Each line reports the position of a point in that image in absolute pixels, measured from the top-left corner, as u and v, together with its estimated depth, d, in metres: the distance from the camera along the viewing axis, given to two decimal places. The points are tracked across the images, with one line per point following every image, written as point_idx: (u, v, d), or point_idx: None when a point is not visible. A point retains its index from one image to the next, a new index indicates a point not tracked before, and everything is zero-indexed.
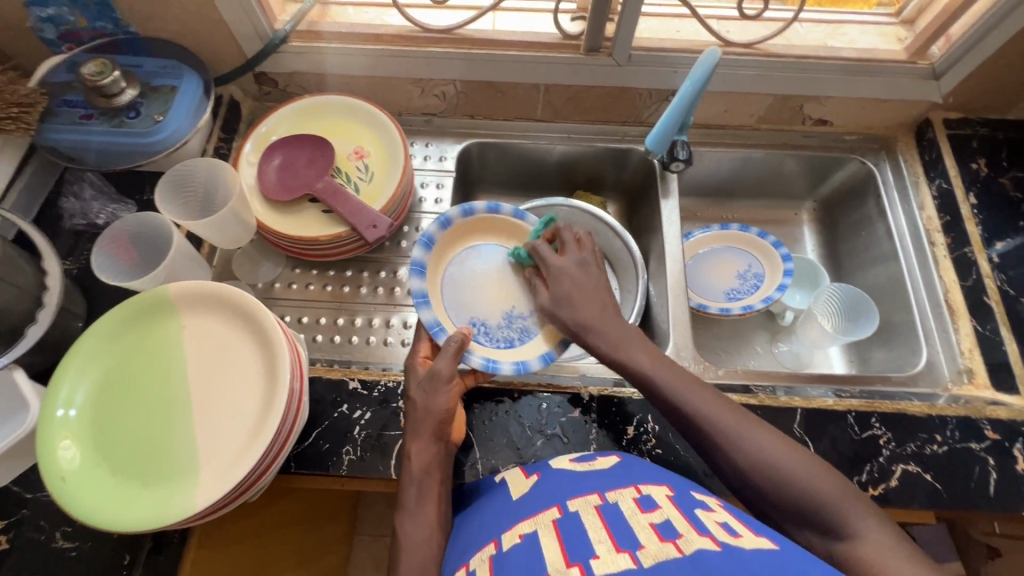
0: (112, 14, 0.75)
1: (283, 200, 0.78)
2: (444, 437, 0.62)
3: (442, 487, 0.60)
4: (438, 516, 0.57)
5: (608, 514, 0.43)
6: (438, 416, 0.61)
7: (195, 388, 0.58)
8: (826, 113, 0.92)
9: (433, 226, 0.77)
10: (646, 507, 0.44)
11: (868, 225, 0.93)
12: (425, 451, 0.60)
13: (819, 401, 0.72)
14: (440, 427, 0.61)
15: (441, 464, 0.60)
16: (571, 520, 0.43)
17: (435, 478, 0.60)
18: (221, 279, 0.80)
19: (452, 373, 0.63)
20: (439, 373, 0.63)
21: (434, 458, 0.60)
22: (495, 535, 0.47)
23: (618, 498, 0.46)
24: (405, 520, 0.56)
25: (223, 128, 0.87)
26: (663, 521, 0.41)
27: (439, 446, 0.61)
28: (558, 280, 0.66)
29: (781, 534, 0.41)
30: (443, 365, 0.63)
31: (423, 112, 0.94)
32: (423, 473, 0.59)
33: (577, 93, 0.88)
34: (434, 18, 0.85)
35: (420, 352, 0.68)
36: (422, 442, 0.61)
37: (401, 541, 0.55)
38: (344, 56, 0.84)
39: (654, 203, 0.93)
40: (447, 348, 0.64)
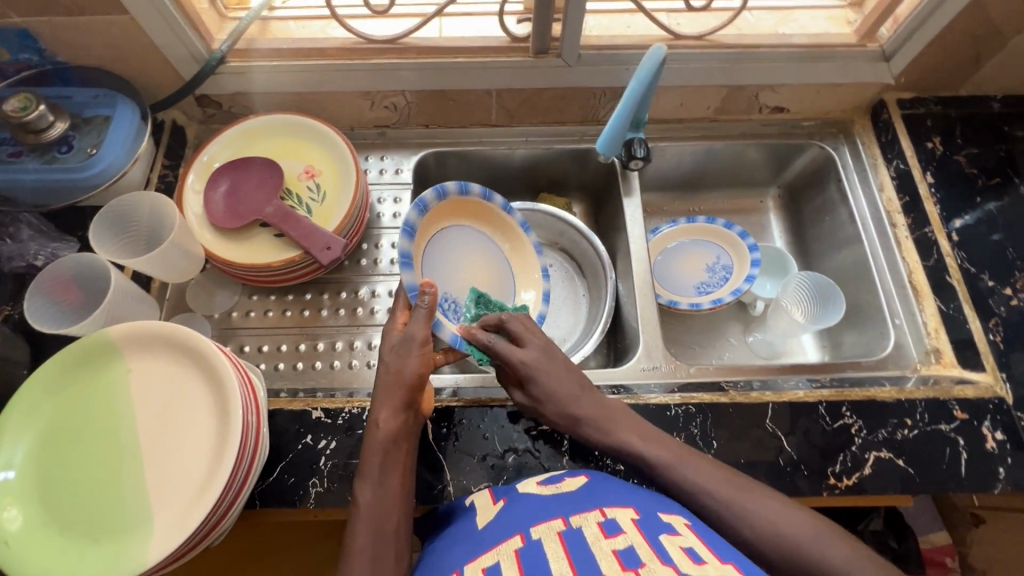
0: (36, 45, 0.72)
1: (232, 227, 0.75)
2: (412, 407, 0.58)
3: (406, 458, 0.57)
4: (400, 490, 0.54)
5: (571, 542, 0.41)
6: (406, 381, 0.58)
7: (145, 433, 0.56)
8: (781, 101, 0.91)
9: (432, 194, 0.71)
10: (610, 532, 0.43)
11: (831, 210, 0.93)
12: (392, 420, 0.57)
13: (790, 393, 0.71)
14: (410, 393, 0.58)
15: (406, 434, 0.57)
16: (534, 549, 0.42)
17: (401, 450, 0.57)
18: (175, 313, 0.77)
19: (427, 339, 0.60)
20: (413, 336, 0.60)
21: (400, 428, 0.57)
22: (457, 567, 0.45)
23: (582, 523, 0.44)
24: (364, 488, 0.53)
25: (167, 156, 0.84)
26: (626, 547, 0.40)
27: (406, 416, 0.58)
28: (533, 380, 0.61)
29: (746, 561, 0.41)
30: (420, 330, 0.60)
31: (377, 125, 0.92)
32: (389, 442, 0.56)
33: (530, 96, 0.87)
34: (378, 28, 0.83)
35: (398, 321, 0.63)
36: (389, 410, 0.57)
37: (358, 514, 0.52)
38: (285, 73, 0.81)
39: (617, 201, 0.92)
40: (420, 310, 0.61)
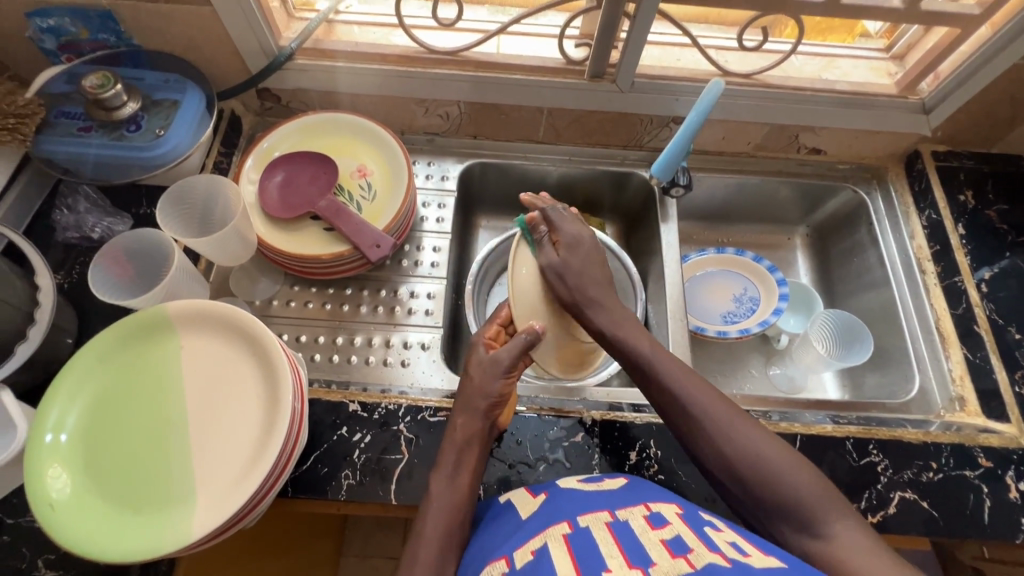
0: (116, 26, 0.75)
1: (285, 217, 0.77)
2: (490, 417, 0.61)
3: (478, 460, 0.60)
4: (469, 487, 0.57)
5: (618, 531, 0.42)
6: (488, 396, 0.61)
7: (193, 410, 0.57)
8: (820, 142, 0.94)
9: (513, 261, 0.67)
10: (657, 523, 0.44)
11: (860, 252, 0.95)
12: (468, 424, 0.61)
13: (818, 427, 0.72)
14: (491, 408, 0.61)
15: (482, 438, 0.61)
16: (582, 535, 0.43)
17: (474, 451, 0.60)
18: (218, 295, 0.79)
19: (513, 363, 0.62)
20: (500, 361, 0.62)
21: (476, 433, 0.60)
22: (505, 552, 0.45)
23: (629, 516, 0.45)
24: (436, 483, 0.57)
25: (224, 143, 0.86)
26: (674, 538, 0.41)
27: (484, 422, 0.61)
28: (576, 245, 0.66)
29: (790, 554, 0.42)
30: (505, 354, 0.62)
31: (426, 131, 0.95)
32: (463, 443, 0.60)
33: (579, 117, 0.90)
34: (441, 40, 0.85)
35: (487, 334, 0.66)
36: (468, 415, 0.61)
37: (430, 503, 0.56)
38: (348, 74, 0.84)
39: (653, 226, 0.94)
40: (519, 342, 0.62)
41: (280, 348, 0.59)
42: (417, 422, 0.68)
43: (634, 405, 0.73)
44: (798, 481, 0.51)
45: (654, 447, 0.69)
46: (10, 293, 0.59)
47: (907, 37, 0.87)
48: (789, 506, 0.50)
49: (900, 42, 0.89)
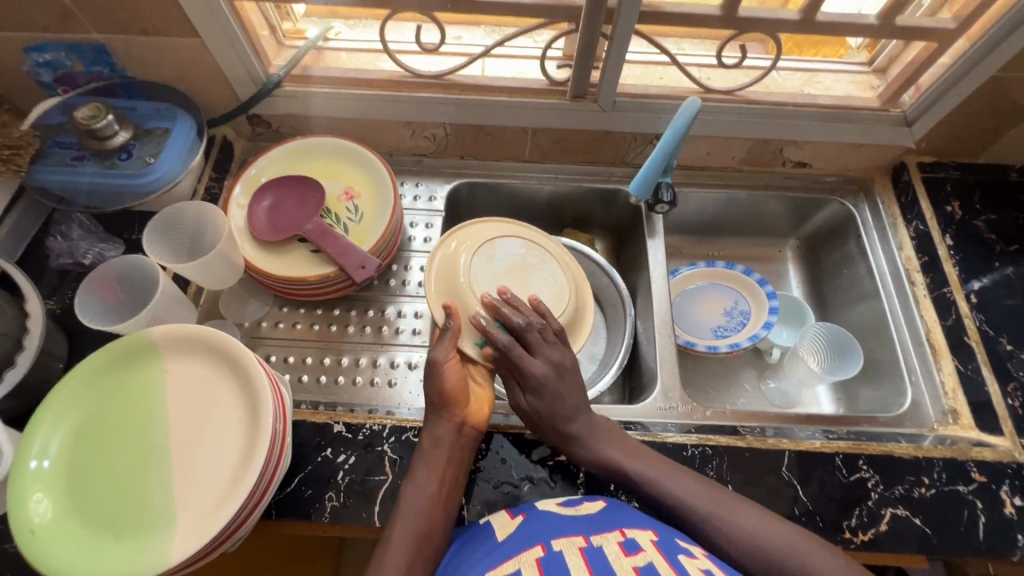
0: (109, 59, 0.77)
1: (272, 241, 0.78)
2: (454, 417, 0.63)
3: (447, 465, 0.61)
4: (437, 491, 0.58)
5: (592, 557, 0.42)
6: (443, 397, 0.62)
7: (175, 433, 0.58)
8: (804, 156, 0.95)
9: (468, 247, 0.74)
10: (630, 550, 0.43)
11: (850, 264, 0.95)
12: (434, 426, 0.63)
13: (807, 443, 0.71)
14: (451, 406, 0.62)
15: (450, 443, 0.61)
16: (555, 559, 0.42)
17: (442, 454, 0.61)
18: (208, 318, 0.80)
19: (449, 356, 0.63)
20: (436, 359, 0.63)
21: (438, 435, 0.62)
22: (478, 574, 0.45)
23: (603, 542, 0.45)
24: (407, 488, 0.59)
25: (215, 169, 0.88)
26: (646, 566, 0.41)
27: (447, 423, 0.62)
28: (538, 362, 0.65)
29: None
30: (438, 351, 0.63)
31: (414, 153, 0.96)
32: (429, 446, 0.62)
33: (563, 135, 0.91)
34: (425, 64, 0.87)
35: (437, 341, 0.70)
36: (432, 420, 0.63)
37: (397, 514, 0.56)
38: (335, 100, 0.86)
39: (641, 241, 0.95)
40: (447, 333, 0.64)
41: (259, 368, 0.59)
42: (402, 442, 0.68)
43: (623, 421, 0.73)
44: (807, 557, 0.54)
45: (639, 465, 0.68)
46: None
47: (888, 51, 0.88)
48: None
49: (881, 56, 0.89)
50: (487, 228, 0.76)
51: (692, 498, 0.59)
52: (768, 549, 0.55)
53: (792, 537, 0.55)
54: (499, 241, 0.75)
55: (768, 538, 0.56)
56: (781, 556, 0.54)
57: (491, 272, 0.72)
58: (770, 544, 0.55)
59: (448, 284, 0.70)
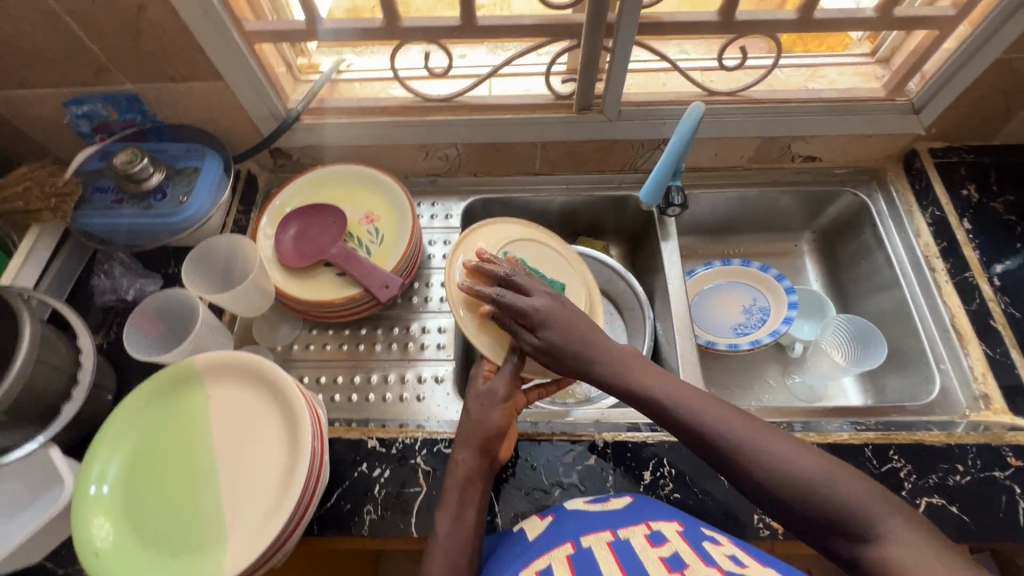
0: (141, 106, 0.82)
1: (299, 267, 0.82)
2: (490, 454, 0.62)
3: (483, 497, 0.61)
4: (475, 527, 0.58)
5: (619, 550, 0.44)
6: (489, 433, 0.62)
7: (221, 455, 0.61)
8: (813, 150, 0.95)
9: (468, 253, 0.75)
10: (656, 542, 0.45)
11: (867, 254, 0.94)
12: (470, 460, 0.62)
13: (835, 435, 0.71)
14: (488, 442, 0.62)
15: (485, 479, 0.61)
16: (584, 555, 0.44)
17: (477, 489, 0.61)
18: (242, 344, 0.83)
19: (508, 394, 0.65)
20: (496, 392, 0.65)
21: (475, 469, 0.62)
22: (511, 572, 0.47)
23: (629, 535, 0.46)
24: (444, 522, 0.58)
25: (241, 202, 0.93)
26: (671, 555, 0.42)
27: (484, 460, 0.62)
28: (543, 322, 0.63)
29: (787, 567, 0.44)
30: (499, 386, 0.65)
31: (428, 173, 0.99)
32: (465, 480, 0.61)
33: (572, 147, 0.93)
34: (434, 88, 0.91)
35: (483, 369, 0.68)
36: (471, 454, 0.62)
37: (437, 542, 0.57)
38: (352, 129, 0.90)
39: (655, 245, 0.96)
40: (505, 370, 0.66)
41: (299, 392, 0.62)
42: (434, 454, 0.71)
43: (651, 423, 0.73)
44: (843, 488, 0.49)
45: (667, 466, 0.69)
46: (56, 355, 0.64)
47: (890, 41, 0.89)
48: (839, 515, 0.48)
49: (884, 46, 0.90)
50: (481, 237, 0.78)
51: (723, 424, 0.54)
52: (804, 476, 0.50)
53: (829, 464, 0.50)
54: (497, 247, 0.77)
55: (802, 466, 0.50)
56: (814, 483, 0.49)
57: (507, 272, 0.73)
58: (806, 473, 0.50)
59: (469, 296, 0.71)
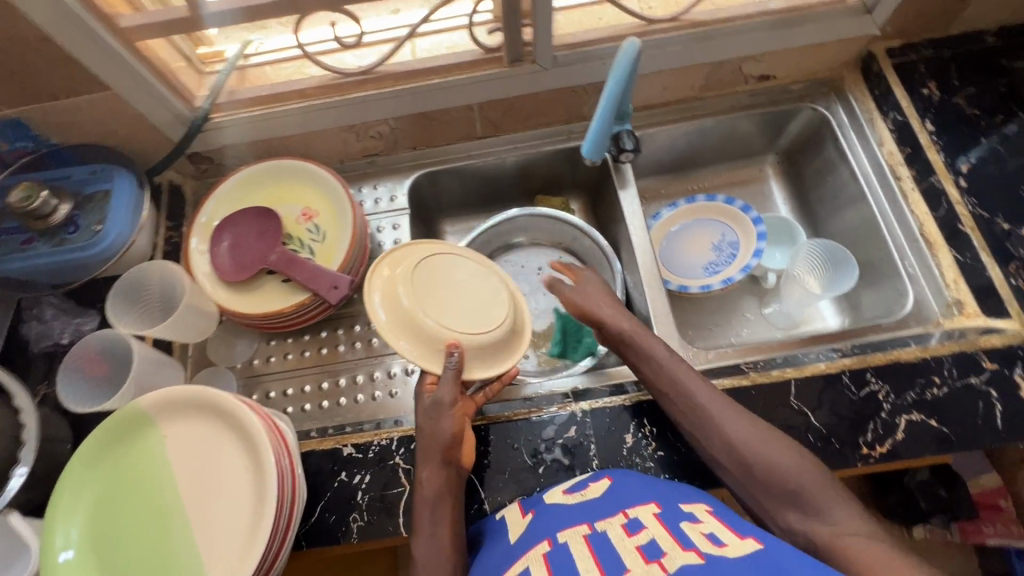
0: (29, 132, 0.74)
1: (240, 280, 0.77)
2: (452, 462, 0.61)
3: (455, 509, 0.60)
4: (451, 543, 0.57)
5: (595, 544, 0.43)
6: (445, 442, 0.61)
7: (188, 496, 0.58)
8: (766, 69, 0.90)
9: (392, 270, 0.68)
10: (633, 530, 0.44)
11: (832, 170, 0.91)
12: (435, 476, 0.61)
13: (812, 367, 0.70)
14: (447, 452, 0.61)
15: (451, 488, 0.61)
16: (560, 552, 0.44)
17: (448, 502, 0.60)
18: (200, 368, 0.80)
19: (455, 398, 0.62)
20: (442, 400, 0.62)
21: (445, 483, 0.61)
22: None
23: (606, 526, 0.45)
24: (418, 545, 0.58)
25: (170, 218, 0.86)
26: (648, 542, 0.41)
27: (448, 470, 0.61)
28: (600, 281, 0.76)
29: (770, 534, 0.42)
30: (443, 393, 0.62)
31: (365, 155, 0.93)
32: (435, 497, 0.60)
33: (511, 104, 0.87)
34: (351, 60, 0.83)
35: (426, 377, 0.66)
36: (432, 468, 0.61)
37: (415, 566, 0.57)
38: (272, 120, 0.83)
39: (614, 195, 0.92)
40: (447, 370, 0.62)
41: (255, 419, 0.59)
42: (412, 451, 0.69)
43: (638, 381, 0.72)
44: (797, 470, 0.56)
45: (649, 425, 0.68)
46: None
47: None
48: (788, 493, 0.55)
49: None
50: (404, 255, 0.71)
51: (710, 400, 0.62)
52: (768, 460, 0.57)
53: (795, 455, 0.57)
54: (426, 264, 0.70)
55: (771, 453, 0.57)
56: (776, 468, 0.56)
57: (434, 284, 0.68)
58: (772, 457, 0.57)
59: (400, 318, 0.64)
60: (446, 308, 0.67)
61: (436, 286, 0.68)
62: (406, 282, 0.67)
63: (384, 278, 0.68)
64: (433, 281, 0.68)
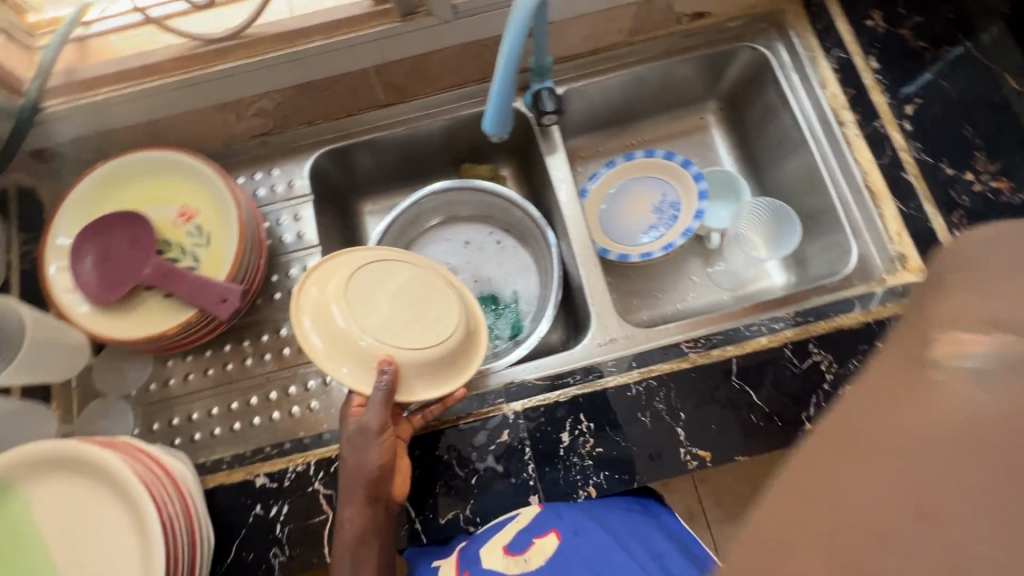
0: None
1: (111, 301, 0.66)
2: (379, 500, 0.56)
3: (381, 549, 0.56)
4: None
5: None
6: (369, 476, 0.55)
7: (65, 566, 0.51)
8: (699, 5, 0.80)
9: (323, 286, 0.59)
10: None
11: (774, 116, 0.84)
12: (356, 516, 0.55)
13: (753, 343, 0.66)
14: (371, 489, 0.55)
15: (376, 526, 0.56)
16: None
17: (374, 543, 0.55)
18: (87, 400, 0.71)
19: (382, 426, 0.56)
20: (368, 427, 0.56)
21: (369, 521, 0.56)
22: None
23: None
24: None
25: (22, 229, 0.73)
26: None
27: (374, 510, 0.56)
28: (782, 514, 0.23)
29: None
30: (371, 420, 0.55)
31: (253, 135, 0.80)
32: (357, 541, 0.55)
33: (414, 64, 0.75)
34: (212, 21, 0.70)
35: (353, 400, 0.59)
36: (354, 507, 0.56)
37: None
38: (125, 102, 0.70)
39: (541, 160, 0.83)
40: (378, 393, 0.55)
41: (129, 469, 0.52)
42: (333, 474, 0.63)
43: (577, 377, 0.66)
44: None
45: (585, 421, 0.64)
46: None
47: None
48: None
49: None
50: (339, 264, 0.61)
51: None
52: None
53: None
54: (364, 273, 0.60)
55: None
56: None
57: (372, 296, 0.59)
58: None
59: (333, 341, 0.56)
60: (384, 320, 0.58)
61: (375, 297, 0.59)
62: (336, 298, 0.58)
63: (314, 297, 0.58)
64: (371, 292, 0.59)
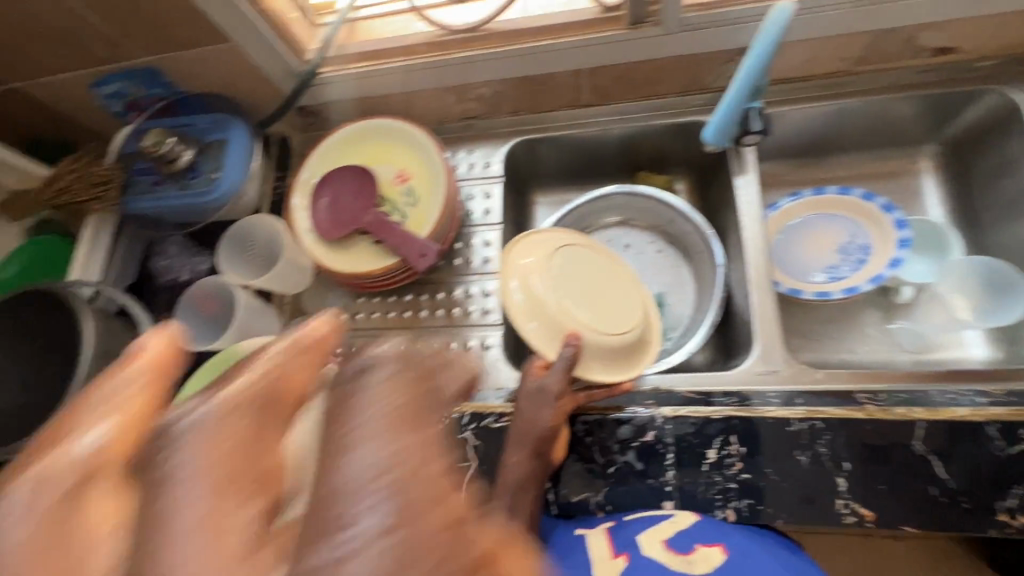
0: (163, 79, 0.78)
1: (334, 238, 0.78)
2: (540, 455, 0.60)
3: (535, 497, 0.60)
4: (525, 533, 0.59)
5: None
6: (536, 435, 0.59)
7: None
8: (947, 39, 0.73)
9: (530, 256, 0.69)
10: None
11: (1013, 171, 0.74)
12: (524, 461, 0.59)
13: (949, 411, 0.58)
14: (540, 445, 0.60)
15: (535, 480, 0.60)
16: None
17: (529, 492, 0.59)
18: (294, 315, 0.85)
19: (560, 391, 0.61)
20: (547, 389, 0.61)
21: (525, 474, 0.59)
22: None
23: None
24: None
25: (277, 168, 0.90)
26: None
27: (536, 462, 0.60)
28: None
29: None
30: (551, 382, 0.61)
31: (463, 117, 0.90)
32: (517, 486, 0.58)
33: (625, 71, 0.79)
34: (460, 16, 0.80)
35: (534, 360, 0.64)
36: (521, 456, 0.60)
37: None
38: (377, 77, 0.82)
39: (728, 179, 0.82)
40: (561, 362, 0.62)
41: None
42: None
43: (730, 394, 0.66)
44: None
45: (734, 443, 0.61)
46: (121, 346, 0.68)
47: None
48: None
49: None
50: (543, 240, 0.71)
51: None
52: None
53: None
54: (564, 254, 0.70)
55: None
56: None
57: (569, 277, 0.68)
58: None
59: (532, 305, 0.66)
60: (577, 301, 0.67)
61: (573, 278, 0.69)
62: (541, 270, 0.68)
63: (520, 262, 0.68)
64: (570, 274, 0.69)
